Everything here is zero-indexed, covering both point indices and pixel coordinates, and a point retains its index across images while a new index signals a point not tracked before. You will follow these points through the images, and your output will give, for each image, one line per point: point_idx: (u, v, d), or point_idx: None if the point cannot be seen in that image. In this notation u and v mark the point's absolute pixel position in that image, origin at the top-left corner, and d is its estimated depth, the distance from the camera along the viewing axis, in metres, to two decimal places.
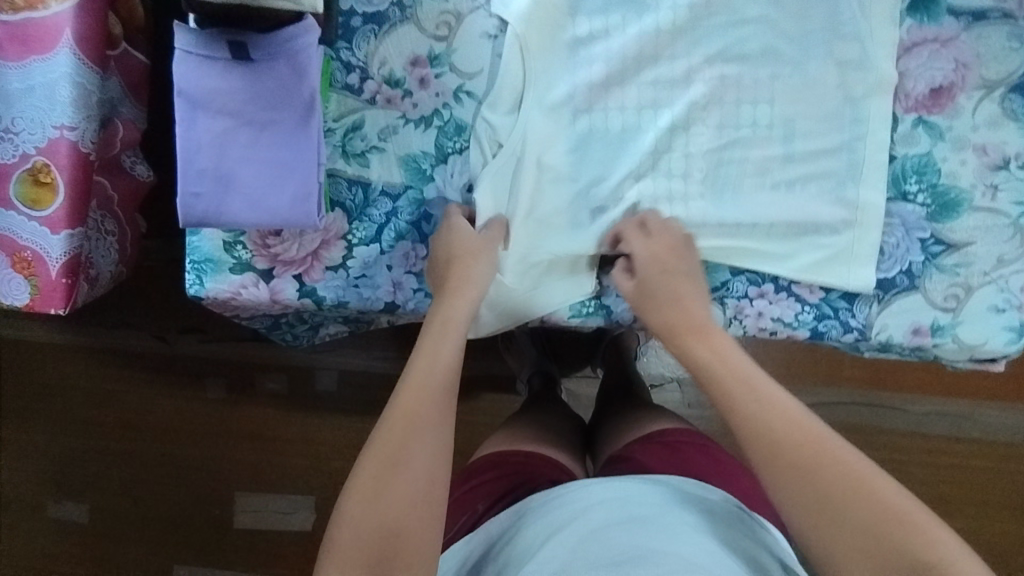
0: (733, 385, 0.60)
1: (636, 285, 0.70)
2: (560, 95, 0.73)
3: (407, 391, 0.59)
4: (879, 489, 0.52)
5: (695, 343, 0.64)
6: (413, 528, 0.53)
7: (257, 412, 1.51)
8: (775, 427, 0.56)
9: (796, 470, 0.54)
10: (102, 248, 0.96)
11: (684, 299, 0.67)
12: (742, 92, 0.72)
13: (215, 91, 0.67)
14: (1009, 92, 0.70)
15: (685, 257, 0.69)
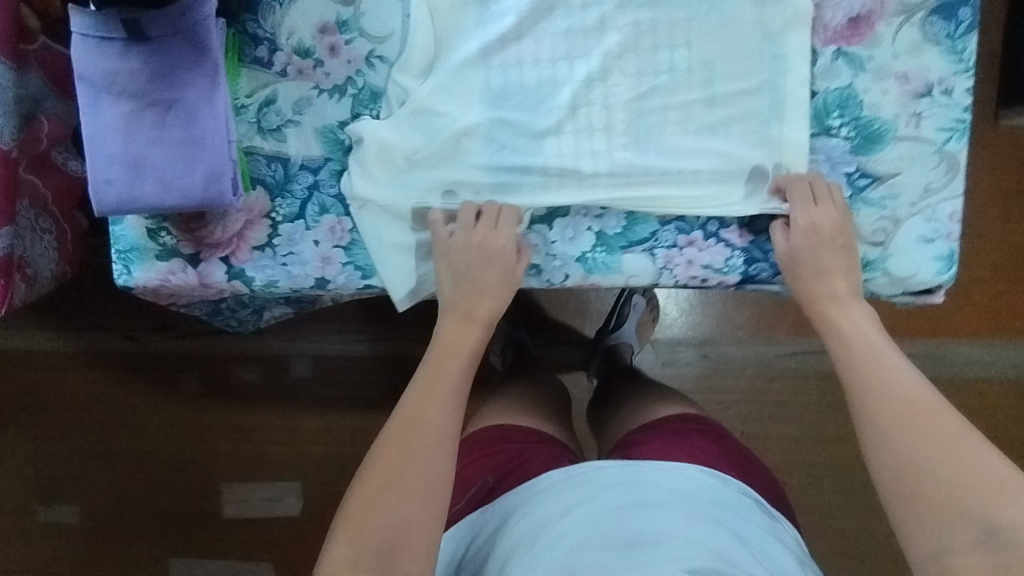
0: (859, 356, 0.64)
1: (788, 249, 0.69)
2: (473, 55, 0.71)
3: (412, 409, 0.64)
4: (981, 462, 0.53)
5: (833, 312, 0.68)
6: (416, 530, 0.58)
7: (235, 404, 1.51)
8: (897, 401, 0.59)
9: (909, 434, 0.57)
10: (40, 247, 0.94)
11: (830, 272, 0.69)
12: (660, 37, 0.71)
13: (115, 73, 0.66)
14: (930, 15, 0.68)
15: (840, 219, 0.68)
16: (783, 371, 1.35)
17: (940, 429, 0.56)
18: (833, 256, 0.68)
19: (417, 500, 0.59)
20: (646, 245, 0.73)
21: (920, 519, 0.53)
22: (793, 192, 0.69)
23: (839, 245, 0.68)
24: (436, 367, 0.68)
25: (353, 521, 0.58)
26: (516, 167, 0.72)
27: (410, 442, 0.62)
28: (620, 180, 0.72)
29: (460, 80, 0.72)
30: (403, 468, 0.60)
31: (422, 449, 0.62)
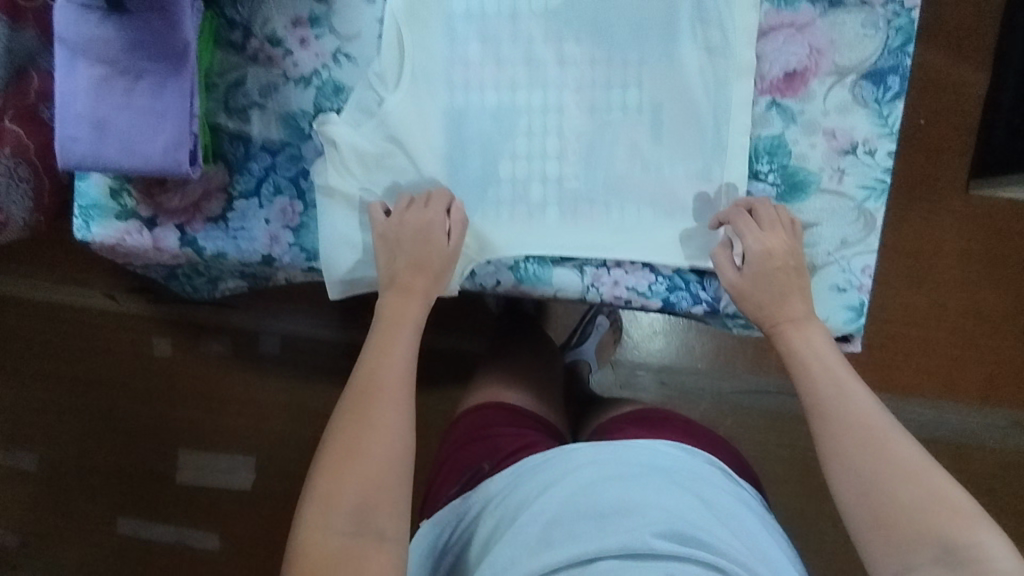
0: (820, 379, 0.66)
1: (741, 277, 0.71)
2: (436, 70, 0.76)
3: (368, 385, 0.68)
4: (936, 480, 0.59)
5: (789, 331, 0.69)
6: (381, 500, 0.63)
7: (200, 372, 1.54)
8: (856, 418, 0.63)
9: (872, 453, 0.61)
10: (14, 197, 0.99)
11: (788, 295, 0.70)
12: (613, 75, 0.75)
13: (92, 40, 0.70)
14: (860, 79, 0.72)
15: (791, 245, 0.70)
16: (734, 405, 1.38)
17: (901, 446, 0.61)
18: (786, 280, 0.70)
19: (379, 471, 0.64)
20: (576, 261, 0.77)
21: (886, 534, 0.59)
22: (739, 222, 0.71)
23: (785, 267, 0.70)
24: (386, 342, 0.71)
25: (320, 497, 0.62)
26: (470, 180, 0.77)
27: (367, 420, 0.65)
28: (565, 203, 0.76)
29: (425, 91, 0.76)
30: (364, 444, 0.64)
31: (379, 425, 0.65)
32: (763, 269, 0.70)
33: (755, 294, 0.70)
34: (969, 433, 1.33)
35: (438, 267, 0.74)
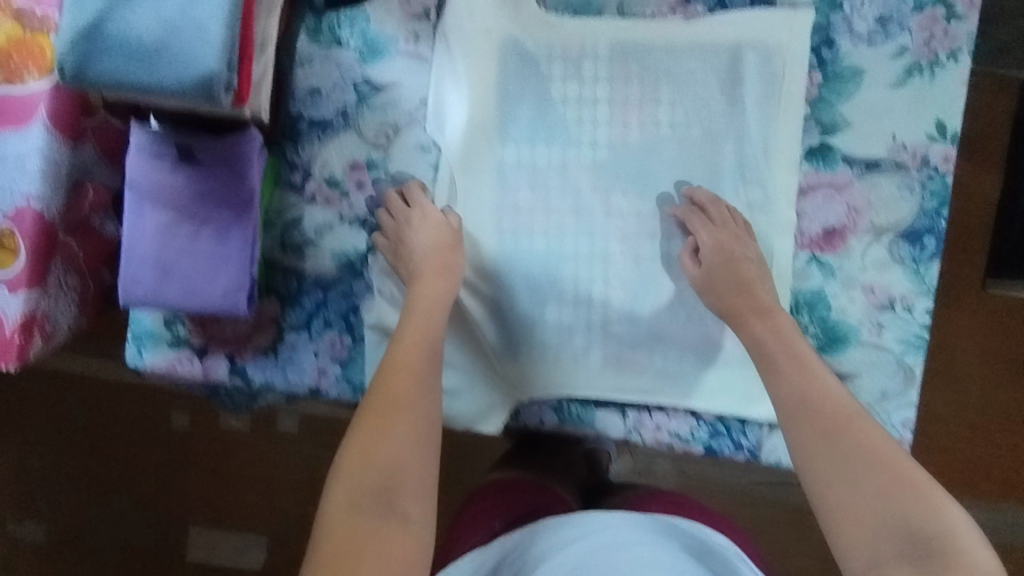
0: (791, 366, 0.69)
1: (703, 272, 0.75)
2: (487, 216, 0.79)
3: (397, 364, 0.69)
4: (896, 463, 0.61)
5: (758, 325, 0.72)
6: (405, 479, 0.63)
7: (218, 447, 1.51)
8: (820, 408, 0.65)
9: (837, 441, 0.63)
10: (61, 304, 0.99)
11: (749, 287, 0.74)
12: (658, 225, 0.78)
13: (161, 187, 0.73)
14: (897, 238, 0.75)
15: (744, 241, 0.75)
16: (753, 497, 1.30)
17: (867, 435, 0.63)
18: (743, 271, 0.74)
19: (408, 451, 0.65)
20: (620, 404, 0.79)
21: (860, 525, 0.59)
22: (693, 222, 0.75)
23: (744, 258, 0.74)
24: (411, 325, 0.72)
25: (350, 481, 0.62)
26: (518, 321, 0.80)
27: (395, 403, 0.67)
28: (608, 347, 0.79)
29: (476, 233, 0.80)
30: (392, 424, 0.66)
31: (406, 408, 0.67)
32: (714, 266, 0.74)
33: (717, 283, 0.74)
34: (1004, 536, 1.26)
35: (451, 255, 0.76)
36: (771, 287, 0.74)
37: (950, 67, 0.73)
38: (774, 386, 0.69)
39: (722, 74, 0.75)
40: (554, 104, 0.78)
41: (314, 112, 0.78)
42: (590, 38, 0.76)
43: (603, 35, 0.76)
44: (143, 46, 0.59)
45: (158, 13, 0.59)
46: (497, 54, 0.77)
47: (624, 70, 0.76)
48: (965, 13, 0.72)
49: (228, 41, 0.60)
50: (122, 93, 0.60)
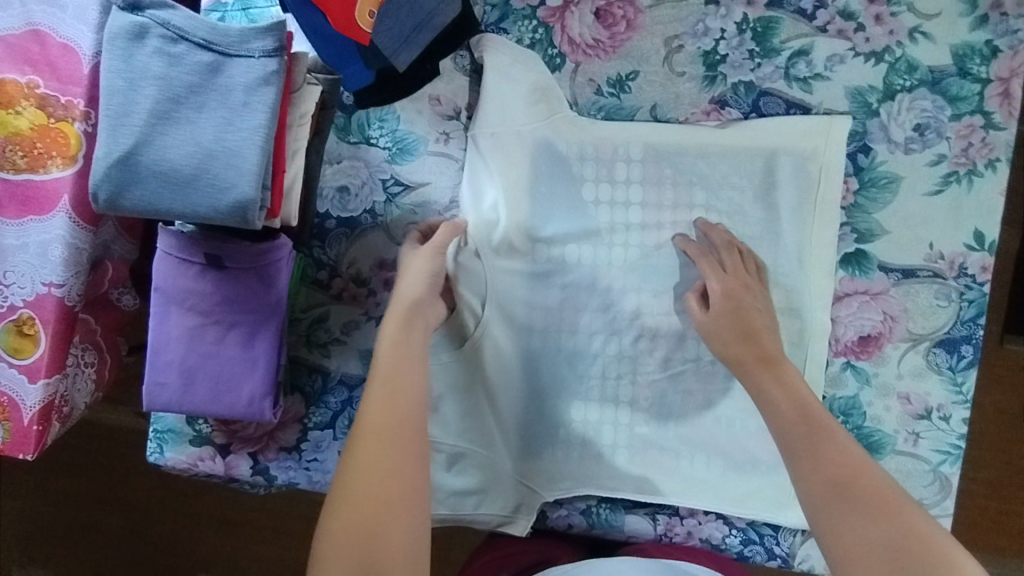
0: (790, 416, 0.63)
1: (709, 316, 0.72)
2: (514, 314, 0.79)
3: (376, 405, 0.61)
4: (906, 513, 0.53)
5: (766, 377, 0.67)
6: (392, 532, 0.54)
7: (237, 497, 1.31)
8: (825, 456, 0.59)
9: (845, 493, 0.56)
10: (78, 382, 0.97)
11: (757, 334, 0.70)
12: (688, 328, 0.77)
13: (188, 291, 0.72)
14: (934, 346, 0.73)
15: (754, 291, 0.72)
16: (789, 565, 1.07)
17: (882, 490, 0.55)
18: (752, 318, 0.71)
19: (397, 497, 0.56)
20: (649, 508, 0.78)
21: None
22: (701, 264, 0.73)
23: (751, 307, 0.72)
24: (388, 355, 0.65)
25: (333, 542, 0.54)
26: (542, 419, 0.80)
27: (380, 439, 0.59)
28: (633, 449, 0.78)
29: (503, 330, 0.79)
30: (383, 467, 0.57)
31: (388, 445, 0.58)
32: (719, 311, 0.71)
33: (721, 328, 0.71)
34: None
35: (424, 286, 0.71)
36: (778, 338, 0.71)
37: (987, 176, 0.72)
38: (779, 442, 0.63)
39: (756, 179, 0.75)
40: (585, 204, 0.77)
41: (343, 211, 0.78)
42: (623, 141, 0.76)
43: (636, 138, 0.75)
44: (177, 173, 0.58)
45: (193, 141, 0.58)
46: (529, 154, 0.77)
47: (657, 172, 0.76)
48: (1003, 123, 0.72)
49: (261, 166, 0.59)
50: (156, 219, 0.59)
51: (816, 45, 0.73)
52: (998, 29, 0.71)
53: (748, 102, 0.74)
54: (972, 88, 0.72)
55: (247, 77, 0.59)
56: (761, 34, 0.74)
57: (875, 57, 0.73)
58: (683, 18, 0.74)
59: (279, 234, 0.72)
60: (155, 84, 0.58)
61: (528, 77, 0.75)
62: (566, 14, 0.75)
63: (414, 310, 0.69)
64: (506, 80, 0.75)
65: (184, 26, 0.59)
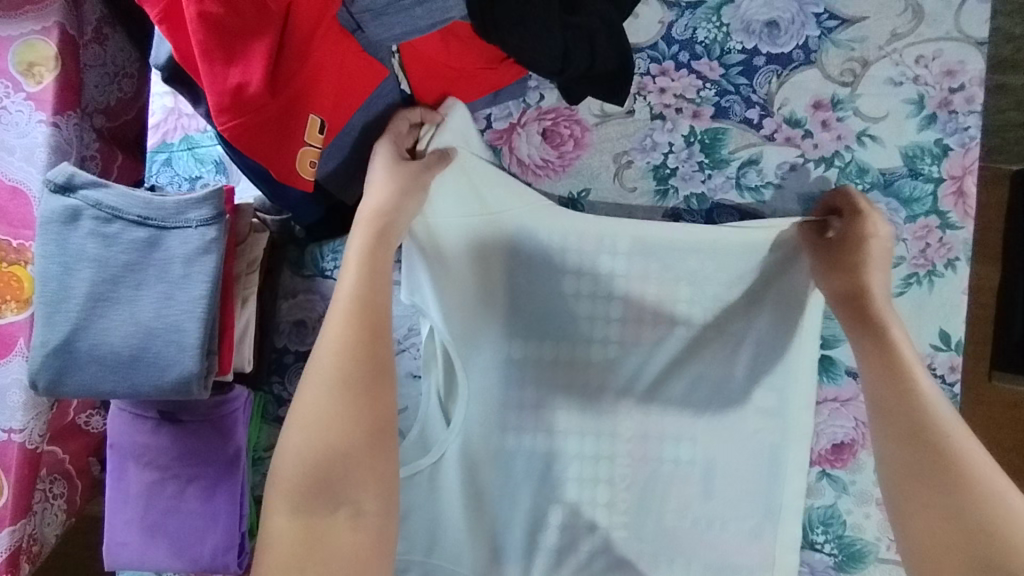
0: (879, 356, 0.61)
1: (825, 242, 0.68)
2: (486, 425, 0.75)
3: (337, 320, 0.59)
4: (976, 470, 0.53)
5: (860, 332, 0.64)
6: (352, 457, 0.55)
7: None
8: (909, 426, 0.57)
9: (924, 471, 0.54)
10: (47, 516, 0.92)
11: (861, 264, 0.66)
12: (662, 430, 0.75)
13: (144, 446, 0.70)
14: None
15: (879, 226, 0.66)
16: None
17: (971, 467, 0.53)
18: (877, 254, 0.66)
19: (354, 424, 0.56)
20: None
21: (929, 545, 0.53)
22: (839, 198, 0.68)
23: (874, 242, 0.66)
24: (350, 275, 0.61)
25: (290, 460, 0.55)
26: (513, 541, 0.75)
27: (335, 363, 0.57)
28: (615, 563, 0.74)
29: (473, 441, 0.74)
30: (337, 393, 0.56)
31: (353, 366, 0.57)
32: (844, 242, 0.67)
33: (827, 259, 0.68)
34: None
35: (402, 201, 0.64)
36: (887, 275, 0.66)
37: (948, 276, 0.71)
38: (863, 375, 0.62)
39: (735, 273, 0.72)
40: (547, 316, 0.76)
41: (301, 344, 0.76)
42: (607, 233, 0.73)
43: (624, 231, 0.73)
44: (118, 356, 0.57)
45: (132, 320, 0.57)
46: (496, 237, 0.73)
47: (643, 266, 0.73)
48: (960, 222, 0.71)
49: (205, 337, 0.57)
50: (100, 399, 0.58)
51: (765, 153, 0.73)
52: (946, 128, 0.71)
53: (702, 213, 0.74)
54: (925, 189, 0.71)
55: (185, 248, 0.58)
56: (710, 145, 0.73)
57: (824, 163, 0.72)
58: (630, 134, 0.74)
59: (233, 385, 0.71)
60: (90, 267, 0.58)
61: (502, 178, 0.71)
62: (513, 135, 0.75)
63: (389, 225, 0.63)
64: (468, 172, 0.70)
65: (116, 204, 0.59)
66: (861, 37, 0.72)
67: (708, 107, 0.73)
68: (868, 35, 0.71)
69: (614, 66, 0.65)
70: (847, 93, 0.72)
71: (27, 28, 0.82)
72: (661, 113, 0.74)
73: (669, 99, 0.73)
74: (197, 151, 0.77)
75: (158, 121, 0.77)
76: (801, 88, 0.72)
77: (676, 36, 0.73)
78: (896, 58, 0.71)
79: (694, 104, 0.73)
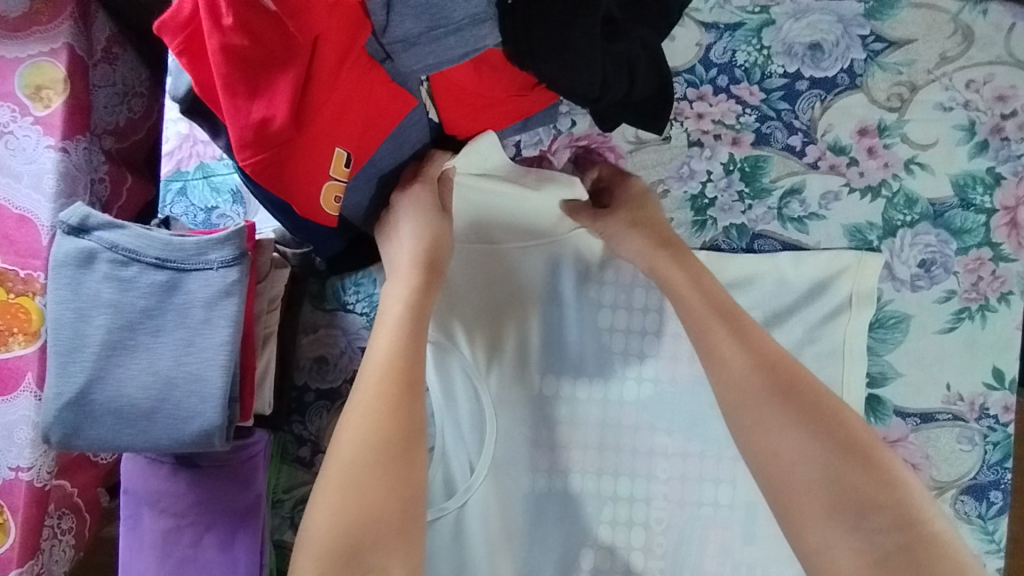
0: (717, 314, 0.58)
1: (597, 218, 0.67)
2: (515, 463, 0.72)
3: (373, 372, 0.56)
4: (839, 416, 0.51)
5: (676, 277, 0.61)
6: (383, 517, 0.51)
7: None
8: (749, 365, 0.54)
9: (786, 407, 0.52)
10: (54, 553, 0.84)
11: (653, 221, 0.66)
12: (705, 469, 0.71)
13: (159, 492, 0.67)
14: (960, 493, 0.68)
15: (641, 192, 0.67)
16: None
17: (823, 396, 0.52)
18: (647, 213, 0.66)
19: (391, 483, 0.52)
20: None
21: (811, 507, 0.49)
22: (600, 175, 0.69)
23: (650, 205, 0.66)
24: (387, 326, 0.58)
25: (321, 519, 0.51)
26: None
27: (376, 418, 0.54)
28: None
29: (498, 482, 0.71)
30: (369, 448, 0.53)
31: (388, 420, 0.54)
32: (609, 210, 0.67)
33: (615, 230, 0.66)
34: None
35: (438, 251, 0.64)
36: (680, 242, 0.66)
37: (1001, 310, 0.68)
38: (700, 342, 0.57)
39: (769, 312, 0.70)
40: (576, 349, 0.73)
41: (322, 381, 0.73)
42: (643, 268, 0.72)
43: None
44: (136, 407, 0.54)
45: (151, 369, 0.54)
46: (530, 287, 0.73)
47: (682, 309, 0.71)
48: (1014, 254, 0.68)
49: (227, 385, 0.54)
50: (116, 452, 0.55)
51: (809, 182, 0.69)
52: (999, 155, 0.68)
53: (742, 245, 0.70)
54: (977, 220, 0.68)
55: (206, 291, 0.55)
56: (750, 173, 0.70)
57: (871, 192, 0.69)
58: (666, 161, 0.71)
59: (255, 429, 0.69)
60: (106, 312, 0.55)
61: (542, 225, 0.72)
62: (543, 163, 0.72)
63: (430, 272, 0.63)
64: (498, 227, 0.71)
65: (134, 245, 0.56)
66: (910, 60, 0.68)
67: (749, 133, 0.70)
68: (917, 58, 0.68)
69: (655, 86, 0.61)
70: (895, 119, 0.69)
71: (34, 49, 0.79)
72: (699, 140, 0.70)
73: (706, 125, 0.70)
74: (213, 180, 0.74)
75: (172, 148, 0.74)
76: (847, 114, 0.69)
77: (714, 59, 0.70)
78: (946, 82, 0.68)
79: (734, 130, 0.70)
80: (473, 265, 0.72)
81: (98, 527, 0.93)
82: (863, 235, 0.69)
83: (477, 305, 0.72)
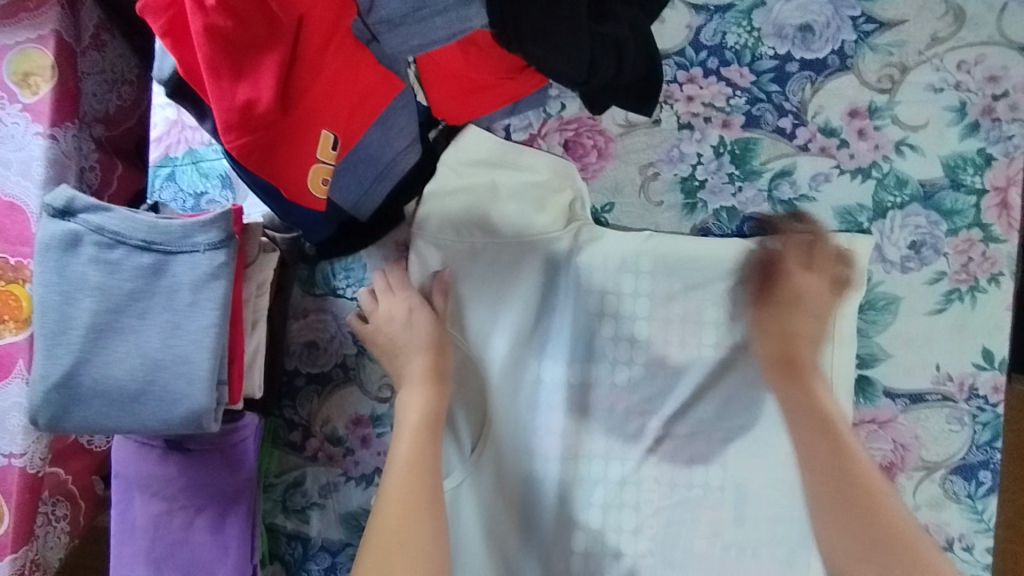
0: (818, 429, 0.60)
1: (766, 296, 0.67)
2: (505, 445, 0.72)
3: (404, 468, 0.58)
4: (916, 550, 0.53)
5: (787, 385, 0.63)
6: None
7: None
8: (839, 486, 0.57)
9: (866, 531, 0.55)
10: (49, 539, 0.84)
11: (805, 312, 0.65)
12: (695, 452, 0.71)
13: (151, 475, 0.67)
14: (950, 473, 0.68)
15: (818, 274, 0.65)
16: None
17: (901, 528, 0.54)
18: (812, 283, 0.65)
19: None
20: None
21: None
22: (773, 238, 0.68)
23: (803, 296, 0.65)
24: (409, 426, 0.60)
25: None
26: (533, 571, 0.71)
27: (403, 515, 0.54)
28: None
29: (487, 463, 0.71)
30: (402, 541, 0.53)
31: (419, 517, 0.55)
32: (785, 294, 0.66)
33: (766, 324, 0.66)
34: None
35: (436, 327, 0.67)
36: (814, 317, 0.65)
37: (991, 292, 0.68)
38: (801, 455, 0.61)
39: None
40: (568, 331, 0.72)
41: (313, 365, 0.73)
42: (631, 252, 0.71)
43: (646, 250, 0.71)
44: (124, 389, 0.54)
45: (138, 352, 0.54)
46: (520, 267, 0.72)
47: (668, 288, 0.71)
48: (1004, 235, 0.68)
49: (215, 368, 0.54)
50: (104, 435, 0.55)
51: (799, 164, 0.69)
52: (990, 136, 0.68)
53: (732, 227, 0.71)
54: (968, 200, 0.68)
55: (193, 274, 0.55)
56: (740, 156, 0.70)
57: (861, 173, 0.69)
58: (656, 144, 0.71)
59: (244, 412, 0.69)
60: (93, 295, 0.55)
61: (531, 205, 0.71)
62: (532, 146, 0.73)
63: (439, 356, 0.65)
64: (486, 203, 0.71)
65: (120, 228, 0.55)
66: (900, 41, 0.68)
67: (739, 116, 0.70)
68: (907, 39, 0.68)
69: (644, 71, 0.61)
70: (885, 100, 0.68)
71: (22, 36, 0.78)
72: (689, 123, 0.70)
73: (696, 107, 0.70)
74: (202, 165, 0.73)
75: (160, 133, 0.74)
76: (837, 96, 0.69)
77: (704, 41, 0.70)
78: (937, 63, 0.68)
79: (724, 113, 0.70)
80: (466, 249, 0.72)
81: (93, 514, 0.93)
82: (854, 216, 0.69)
83: (468, 285, 0.72)
